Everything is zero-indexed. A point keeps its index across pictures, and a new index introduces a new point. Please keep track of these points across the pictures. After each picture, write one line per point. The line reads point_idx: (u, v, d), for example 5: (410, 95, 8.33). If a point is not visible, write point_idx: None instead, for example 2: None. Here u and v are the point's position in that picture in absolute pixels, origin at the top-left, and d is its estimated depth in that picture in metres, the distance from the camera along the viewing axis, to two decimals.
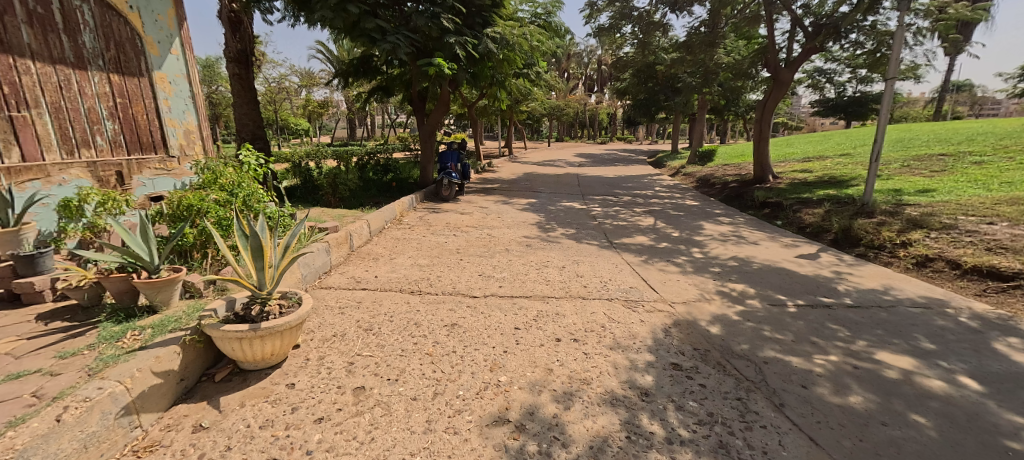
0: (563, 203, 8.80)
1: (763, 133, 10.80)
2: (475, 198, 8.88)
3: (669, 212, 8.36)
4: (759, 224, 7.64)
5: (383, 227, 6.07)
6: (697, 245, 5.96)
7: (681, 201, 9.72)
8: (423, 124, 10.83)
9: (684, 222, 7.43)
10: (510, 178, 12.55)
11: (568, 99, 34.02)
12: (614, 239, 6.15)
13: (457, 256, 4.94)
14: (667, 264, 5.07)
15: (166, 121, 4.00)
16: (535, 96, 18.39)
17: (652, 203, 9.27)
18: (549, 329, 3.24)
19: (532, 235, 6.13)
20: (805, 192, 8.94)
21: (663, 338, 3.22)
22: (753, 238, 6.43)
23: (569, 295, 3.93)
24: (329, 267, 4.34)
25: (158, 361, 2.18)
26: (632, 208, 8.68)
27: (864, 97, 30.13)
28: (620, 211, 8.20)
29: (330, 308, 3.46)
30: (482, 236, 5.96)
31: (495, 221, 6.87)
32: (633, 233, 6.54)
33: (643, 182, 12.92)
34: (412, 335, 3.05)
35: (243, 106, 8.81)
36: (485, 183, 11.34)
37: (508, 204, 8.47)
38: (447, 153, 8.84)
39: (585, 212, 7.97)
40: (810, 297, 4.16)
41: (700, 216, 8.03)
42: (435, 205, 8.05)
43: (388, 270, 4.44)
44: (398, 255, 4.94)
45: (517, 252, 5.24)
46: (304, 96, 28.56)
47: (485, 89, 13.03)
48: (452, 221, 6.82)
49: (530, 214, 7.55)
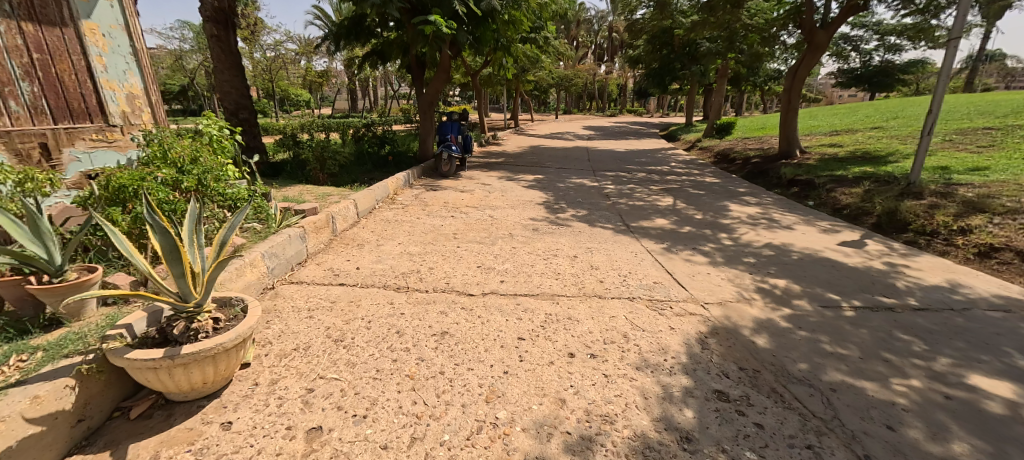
0: (573, 180, 8.13)
1: (792, 103, 9.95)
2: (478, 174, 8.21)
3: (689, 190, 7.66)
4: (790, 204, 6.93)
5: (374, 207, 5.46)
6: (725, 230, 5.31)
7: (699, 179, 8.98)
8: (423, 93, 10.07)
9: (707, 202, 6.75)
10: (516, 152, 11.83)
11: (577, 69, 32.65)
12: (630, 222, 5.50)
13: (454, 243, 4.33)
14: (693, 253, 4.43)
15: (101, 83, 3.34)
16: (542, 64, 17.42)
17: (669, 180, 8.54)
18: (560, 341, 2.64)
19: (539, 217, 5.49)
20: (838, 170, 8.19)
21: (700, 353, 2.62)
22: (786, 222, 5.75)
23: (584, 294, 3.32)
24: (304, 257, 3.75)
25: (36, 403, 1.61)
26: (648, 185, 7.98)
27: (890, 67, 28.55)
28: (634, 190, 7.51)
29: (297, 310, 2.88)
30: (483, 217, 5.33)
31: (497, 200, 6.23)
32: (651, 216, 5.87)
33: (657, 157, 12.12)
34: (391, 350, 2.48)
35: (224, 72, 8.08)
36: (490, 157, 10.65)
37: (513, 181, 7.80)
38: (447, 124, 8.14)
39: (597, 191, 7.29)
40: (866, 296, 3.53)
41: (723, 195, 7.34)
42: (434, 181, 7.41)
43: (373, 259, 3.85)
44: (387, 241, 4.34)
45: (521, 238, 4.62)
46: (304, 65, 27.56)
47: (489, 56, 12.20)
48: (450, 200, 6.17)
49: (537, 193, 6.88)
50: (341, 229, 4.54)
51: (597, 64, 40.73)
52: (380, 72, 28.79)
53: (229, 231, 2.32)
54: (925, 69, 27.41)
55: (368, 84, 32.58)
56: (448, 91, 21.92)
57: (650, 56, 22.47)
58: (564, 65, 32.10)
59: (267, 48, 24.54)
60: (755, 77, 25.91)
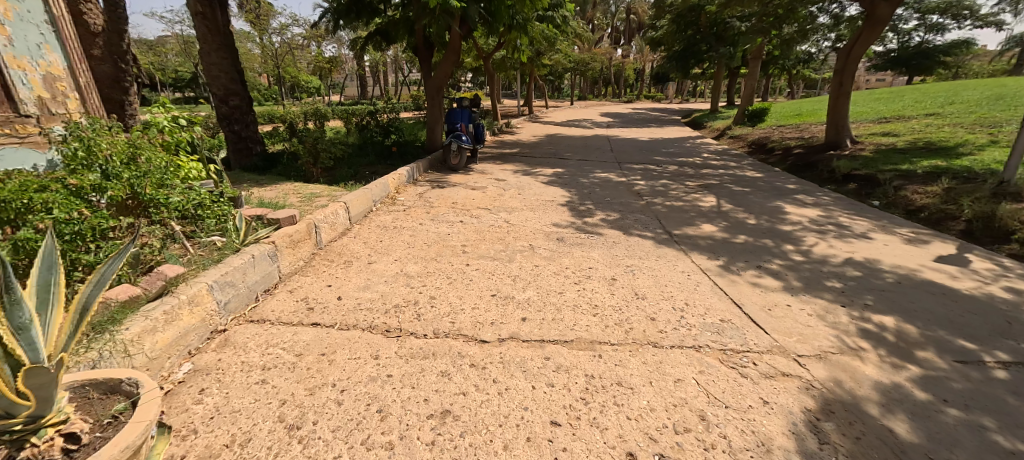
0: (597, 174, 7.25)
1: (845, 87, 9.05)
2: (492, 168, 7.35)
3: (731, 187, 6.74)
4: (853, 205, 5.98)
5: (370, 210, 4.67)
6: (789, 239, 4.42)
7: (739, 173, 7.99)
8: (431, 77, 9.19)
9: (756, 203, 5.84)
10: (532, 142, 10.95)
11: (594, 52, 31.35)
12: (673, 228, 4.61)
13: (462, 259, 3.51)
14: (761, 274, 3.55)
15: (7, 60, 2.55)
16: (559, 46, 16.37)
17: (706, 175, 7.57)
18: (612, 430, 1.83)
19: (564, 222, 4.63)
20: (903, 164, 7.19)
21: (820, 451, 1.79)
22: (859, 229, 4.84)
23: (635, 341, 2.49)
24: (274, 281, 2.98)
25: None
26: (683, 181, 7.03)
27: (930, 49, 26.74)
28: (669, 186, 6.58)
29: (247, 371, 2.11)
30: (497, 223, 4.48)
31: (513, 200, 5.37)
32: (696, 219, 4.97)
33: (686, 147, 11.08)
34: (368, 448, 1.69)
35: (210, 53, 7.28)
36: (504, 147, 9.81)
37: (530, 176, 6.92)
38: (457, 112, 7.24)
39: (626, 187, 6.38)
40: (1011, 343, 2.66)
41: (772, 193, 6.42)
42: (441, 176, 6.59)
43: (361, 283, 3.06)
44: (381, 256, 3.53)
45: (544, 251, 3.77)
46: (312, 50, 26.80)
47: (503, 36, 11.30)
48: (458, 200, 5.33)
49: (558, 190, 5.99)
50: (327, 241, 3.75)
51: (614, 47, 39.10)
52: (390, 56, 27.78)
53: (96, 289, 1.70)
54: (970, 51, 25.48)
55: (377, 69, 31.63)
56: (459, 76, 20.89)
57: (673, 38, 21.14)
58: (580, 48, 30.87)
59: (273, 33, 23.69)
60: (783, 59, 24.36)
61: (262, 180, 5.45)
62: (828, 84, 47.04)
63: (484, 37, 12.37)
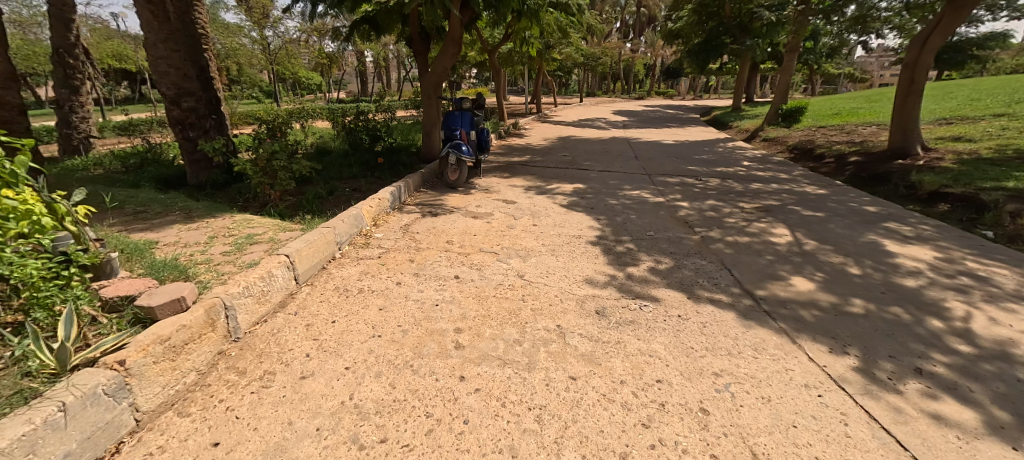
0: (628, 191, 5.94)
1: (917, 84, 7.78)
2: (499, 184, 6.03)
3: (798, 210, 5.40)
4: (966, 238, 4.64)
5: (329, 258, 3.36)
6: (927, 307, 3.08)
7: (797, 188, 6.62)
8: (427, 72, 7.88)
9: (843, 235, 4.50)
10: (544, 146, 9.66)
11: (605, 46, 29.94)
12: (754, 286, 3.28)
13: (454, 365, 2.20)
14: (932, 390, 2.22)
15: None
16: (571, 37, 15.02)
17: (759, 192, 6.21)
18: None
19: (601, 275, 3.32)
20: (1006, 180, 5.85)
21: None
22: (1007, 283, 3.50)
23: None
24: (119, 437, 1.70)
25: None
26: (734, 200, 5.68)
27: None
28: (721, 210, 5.23)
29: None
30: (507, 279, 3.16)
31: (527, 237, 4.05)
32: (778, 268, 3.63)
33: (719, 153, 9.73)
34: None
35: (156, 45, 6.00)
36: (512, 154, 8.51)
37: (545, 195, 5.60)
38: (456, 115, 5.92)
39: (669, 212, 5.04)
40: None
41: (853, 220, 5.08)
42: (436, 197, 5.31)
43: (275, 434, 1.75)
44: (324, 359, 2.21)
45: (581, 339, 2.46)
46: (311, 45, 25.56)
47: (511, 25, 9.98)
48: (454, 237, 4.00)
49: (583, 218, 4.68)
50: (248, 324, 2.45)
51: (625, 41, 37.59)
52: (391, 50, 26.45)
53: None
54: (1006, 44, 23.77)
55: (378, 64, 30.32)
56: (462, 72, 19.53)
57: (693, 29, 19.96)
58: (590, 43, 29.51)
59: (269, 27, 22.41)
60: (808, 53, 22.90)
61: (198, 207, 4.17)
62: (846, 78, 45.32)
63: (489, 27, 11.01)
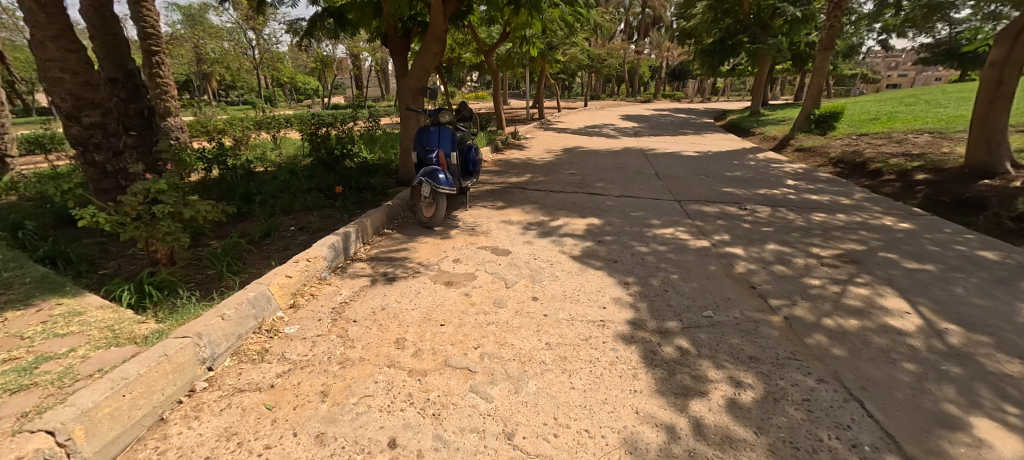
0: (659, 230, 4.52)
1: (1007, 87, 6.40)
2: (490, 221, 4.62)
3: (895, 259, 3.97)
4: None
5: (182, 396, 1.96)
6: None
7: (871, 221, 5.18)
8: (406, 75, 6.50)
9: (988, 310, 3.06)
10: (548, 161, 8.27)
11: (609, 47, 28.57)
12: (926, 452, 1.83)
13: None
14: None
15: None
16: (576, 36, 13.64)
17: (828, 228, 4.78)
18: None
19: (650, 431, 1.88)
20: None
21: None
22: None
23: None
24: None
25: None
26: (803, 244, 4.25)
27: None
28: (792, 262, 3.80)
29: None
30: (482, 451, 1.74)
31: (523, 327, 2.62)
32: (941, 397, 2.19)
33: (753, 168, 8.32)
34: None
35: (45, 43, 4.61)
36: (510, 173, 7.13)
37: (549, 239, 4.18)
38: (433, 132, 4.52)
39: (722, 269, 3.60)
40: None
41: (982, 276, 3.64)
42: (402, 245, 3.91)
43: None
44: None
45: None
46: (300, 48, 24.31)
47: (510, 20, 8.63)
48: (410, 328, 2.57)
49: (606, 284, 3.24)
50: None
51: (629, 42, 36.26)
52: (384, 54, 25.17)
53: None
54: None
55: (373, 67, 29.02)
56: (459, 75, 18.25)
57: (707, 27, 18.60)
58: (594, 43, 28.15)
59: (252, 30, 21.07)
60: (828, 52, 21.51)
61: (28, 280, 2.79)
62: (859, 78, 43.82)
63: (484, 24, 9.63)
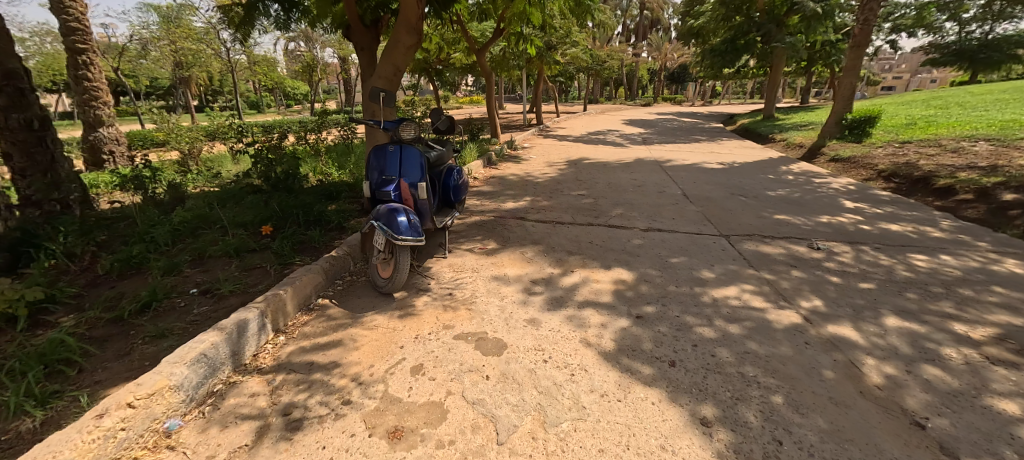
0: (720, 291, 3.14)
1: None
2: (475, 280, 3.23)
3: None
4: None
5: None
6: None
7: (993, 266, 3.82)
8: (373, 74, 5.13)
9: None
10: (552, 177, 6.91)
11: (609, 49, 27.32)
12: None
13: None
14: None
15: None
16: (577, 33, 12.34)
17: (949, 283, 3.41)
18: None
19: None
20: None
21: None
22: None
23: None
24: None
25: None
26: (937, 317, 2.87)
27: None
28: (945, 360, 2.42)
29: None
30: None
31: None
32: None
33: (795, 184, 6.98)
34: None
35: None
36: (506, 195, 5.75)
37: (563, 313, 2.79)
38: (394, 153, 3.17)
39: (848, 380, 2.21)
40: None
41: None
42: (335, 333, 2.50)
43: None
44: None
45: None
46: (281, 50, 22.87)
47: (503, 11, 7.29)
48: None
49: (671, 428, 1.85)
50: None
51: (628, 44, 35.10)
52: None
53: None
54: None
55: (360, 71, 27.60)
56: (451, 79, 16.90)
57: (716, 25, 17.38)
58: (593, 45, 26.92)
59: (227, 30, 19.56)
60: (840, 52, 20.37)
61: None
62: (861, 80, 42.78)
63: (473, 18, 8.29)
